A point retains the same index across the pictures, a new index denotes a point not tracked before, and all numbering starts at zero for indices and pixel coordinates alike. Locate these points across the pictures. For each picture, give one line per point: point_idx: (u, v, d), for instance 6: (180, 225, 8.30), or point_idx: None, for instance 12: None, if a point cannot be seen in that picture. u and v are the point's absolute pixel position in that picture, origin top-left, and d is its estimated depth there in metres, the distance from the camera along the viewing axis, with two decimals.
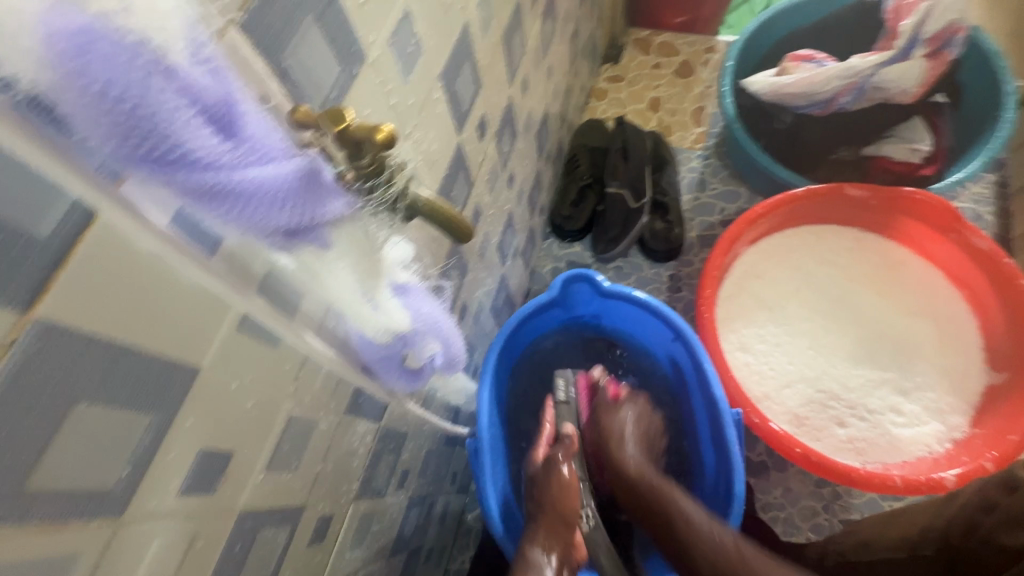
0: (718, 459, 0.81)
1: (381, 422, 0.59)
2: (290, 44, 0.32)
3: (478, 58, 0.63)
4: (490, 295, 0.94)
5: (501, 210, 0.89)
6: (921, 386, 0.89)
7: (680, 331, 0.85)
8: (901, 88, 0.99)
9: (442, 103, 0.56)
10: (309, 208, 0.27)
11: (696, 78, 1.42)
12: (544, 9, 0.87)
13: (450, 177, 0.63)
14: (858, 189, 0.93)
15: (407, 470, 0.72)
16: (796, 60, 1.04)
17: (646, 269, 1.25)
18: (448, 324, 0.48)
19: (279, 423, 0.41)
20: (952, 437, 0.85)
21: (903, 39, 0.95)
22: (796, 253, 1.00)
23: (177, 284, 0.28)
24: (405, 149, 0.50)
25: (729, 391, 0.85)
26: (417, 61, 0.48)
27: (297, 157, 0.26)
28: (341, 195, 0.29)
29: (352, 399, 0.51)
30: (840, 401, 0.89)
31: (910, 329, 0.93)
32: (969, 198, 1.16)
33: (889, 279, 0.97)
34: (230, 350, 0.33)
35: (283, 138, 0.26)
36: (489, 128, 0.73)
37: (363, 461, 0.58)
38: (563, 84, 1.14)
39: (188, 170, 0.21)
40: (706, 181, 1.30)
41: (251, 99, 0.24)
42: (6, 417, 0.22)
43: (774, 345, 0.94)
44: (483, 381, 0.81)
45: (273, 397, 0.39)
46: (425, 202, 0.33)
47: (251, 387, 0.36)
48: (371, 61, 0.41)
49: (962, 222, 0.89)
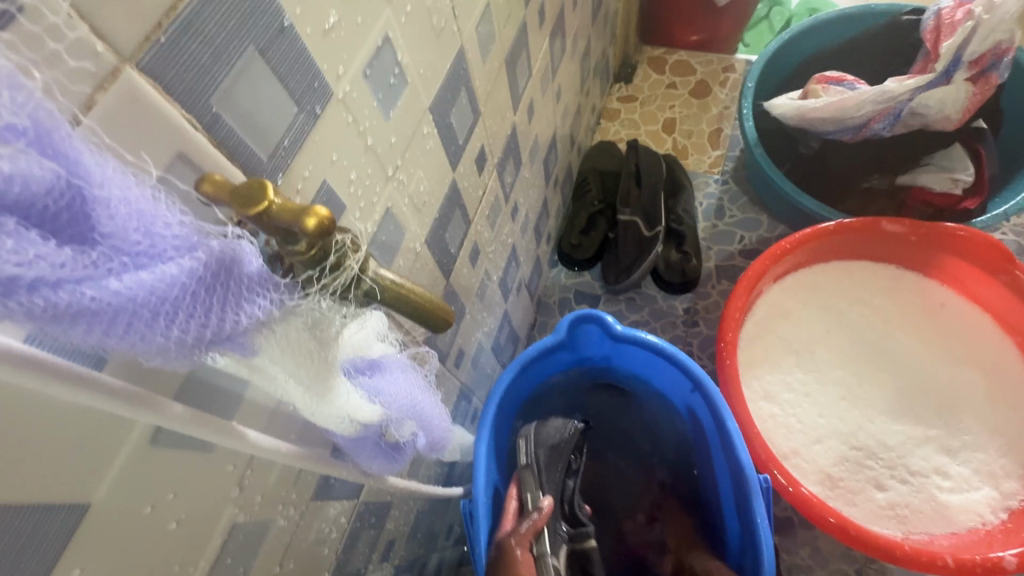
0: (742, 528, 0.72)
1: (359, 498, 0.52)
2: (222, 81, 0.26)
3: (476, 84, 0.56)
4: (491, 334, 0.87)
5: (503, 244, 0.82)
6: (969, 445, 0.80)
7: (700, 381, 0.76)
8: (941, 113, 0.91)
9: (433, 137, 0.49)
10: (221, 313, 0.20)
11: (713, 98, 1.35)
12: (552, 28, 0.81)
13: (442, 218, 0.56)
14: (896, 223, 0.85)
15: (394, 539, 0.65)
16: (823, 82, 0.97)
17: (659, 301, 1.17)
18: (431, 403, 0.41)
19: (220, 535, 0.33)
20: (1007, 505, 0.75)
21: (944, 61, 0.87)
22: (825, 291, 0.92)
23: (45, 407, 0.21)
24: (387, 193, 0.44)
25: (754, 449, 0.77)
26: (401, 93, 0.41)
27: (199, 248, 0.19)
28: (268, 289, 0.22)
29: (321, 484, 0.43)
30: (879, 460, 0.80)
31: (954, 380, 0.84)
32: (1011, 231, 1.07)
33: (930, 322, 0.88)
34: (140, 470, 0.26)
35: (182, 223, 0.19)
36: (489, 160, 0.66)
37: (336, 545, 0.50)
38: (573, 106, 1.07)
39: (5, 292, 0.15)
40: (724, 207, 1.22)
41: (123, 176, 0.18)
42: None
43: (803, 395, 0.85)
44: (481, 435, 0.73)
45: (210, 508, 0.32)
46: (387, 286, 0.26)
47: (177, 504, 0.29)
48: (339, 97, 0.34)
49: (1014, 263, 0.81)
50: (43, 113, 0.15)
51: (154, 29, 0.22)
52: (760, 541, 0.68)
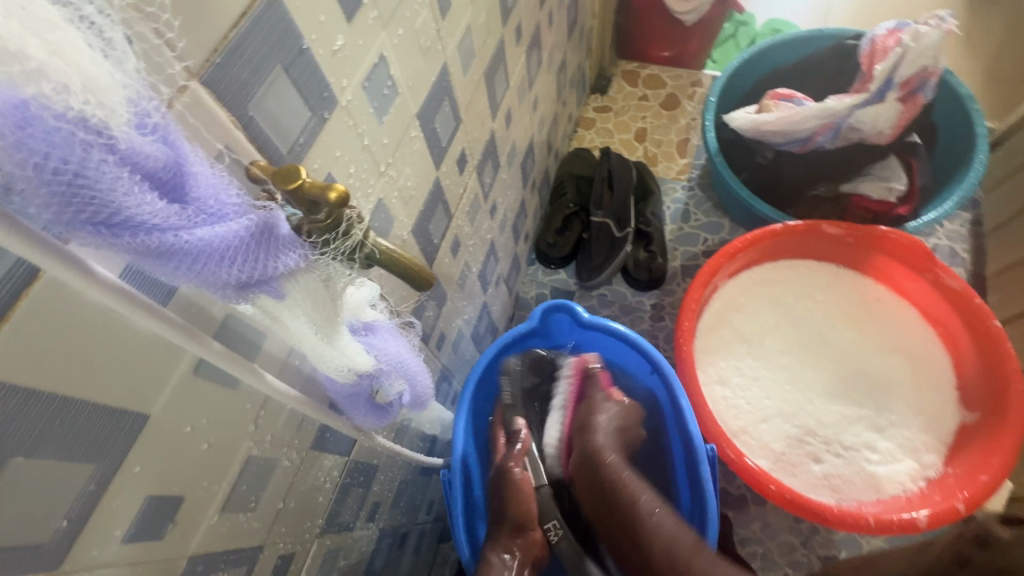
0: (693, 495, 0.80)
1: (351, 455, 0.59)
2: (255, 91, 0.33)
3: (458, 94, 0.64)
4: (471, 322, 0.95)
5: (483, 239, 0.90)
6: (895, 424, 0.90)
7: (658, 364, 0.85)
8: (876, 129, 1.02)
9: (419, 140, 0.57)
10: (263, 261, 0.27)
11: (681, 110, 1.45)
12: (529, 44, 0.89)
13: (427, 212, 0.64)
14: (834, 226, 0.96)
15: (379, 501, 0.72)
16: (776, 99, 1.08)
17: (628, 297, 1.26)
18: (416, 363, 0.48)
19: (238, 463, 0.40)
20: (926, 475, 0.85)
21: (877, 82, 0.98)
22: (774, 287, 1.02)
23: (127, 333, 0.28)
24: (379, 186, 0.51)
25: (705, 425, 0.85)
26: (393, 102, 0.49)
27: (250, 212, 0.27)
28: (297, 248, 0.29)
29: (318, 435, 0.50)
30: (817, 436, 0.90)
31: (884, 365, 0.94)
32: (944, 235, 1.18)
33: (865, 315, 0.99)
34: (184, 395, 0.33)
35: (238, 194, 0.26)
36: (470, 161, 0.74)
37: (329, 496, 0.57)
38: (549, 114, 1.16)
39: (130, 232, 0.22)
40: (690, 211, 1.32)
41: (202, 158, 0.25)
42: None
43: (752, 379, 0.95)
44: (460, 411, 0.80)
45: (231, 437, 0.39)
46: (383, 251, 0.34)
47: (209, 429, 0.36)
48: (342, 104, 0.42)
49: (934, 261, 0.91)
50: (163, 114, 0.22)
51: (211, 53, 0.29)
52: (708, 504, 0.77)
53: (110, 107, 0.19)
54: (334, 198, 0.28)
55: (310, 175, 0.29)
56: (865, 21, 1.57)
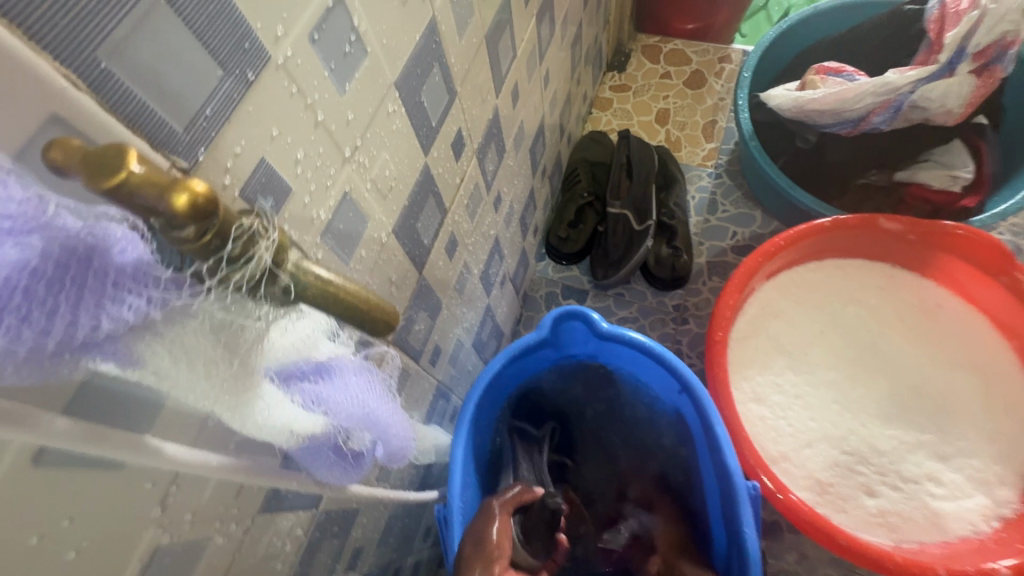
0: (729, 536, 0.69)
1: (318, 507, 0.48)
2: (113, 29, 0.21)
3: (452, 62, 0.52)
4: (471, 330, 0.83)
5: (485, 236, 0.78)
6: (962, 452, 0.77)
7: (688, 383, 0.72)
8: (944, 108, 0.88)
9: (400, 117, 0.45)
10: (72, 311, 0.17)
11: (708, 89, 1.30)
12: (540, 7, 0.76)
13: (414, 207, 0.52)
14: (894, 221, 0.82)
15: (360, 547, 0.61)
16: (822, 74, 0.94)
17: (648, 297, 1.13)
18: (387, 409, 0.36)
19: (138, 560, 0.29)
20: (1001, 514, 0.73)
21: (947, 52, 0.83)
22: (819, 290, 0.89)
23: None
24: (345, 175, 0.39)
25: (742, 454, 0.74)
26: (359, 65, 0.37)
27: (43, 236, 0.16)
28: (146, 286, 0.19)
29: (269, 496, 0.39)
30: (870, 465, 0.78)
31: (948, 383, 0.81)
32: (1008, 230, 1.04)
33: (926, 324, 0.86)
34: (16, 497, 0.22)
35: (22, 205, 0.16)
36: (468, 144, 0.62)
37: (291, 558, 0.46)
38: (562, 92, 1.02)
39: None
40: (717, 202, 1.19)
41: None
42: None
43: (794, 397, 0.82)
44: (457, 437, 0.69)
45: (121, 532, 0.28)
46: (315, 282, 0.24)
47: (76, 530, 0.25)
48: (278, 62, 0.30)
49: (1014, 264, 0.78)
50: None
51: None
52: (747, 549, 0.65)
53: None
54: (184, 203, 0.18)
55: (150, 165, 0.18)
56: None
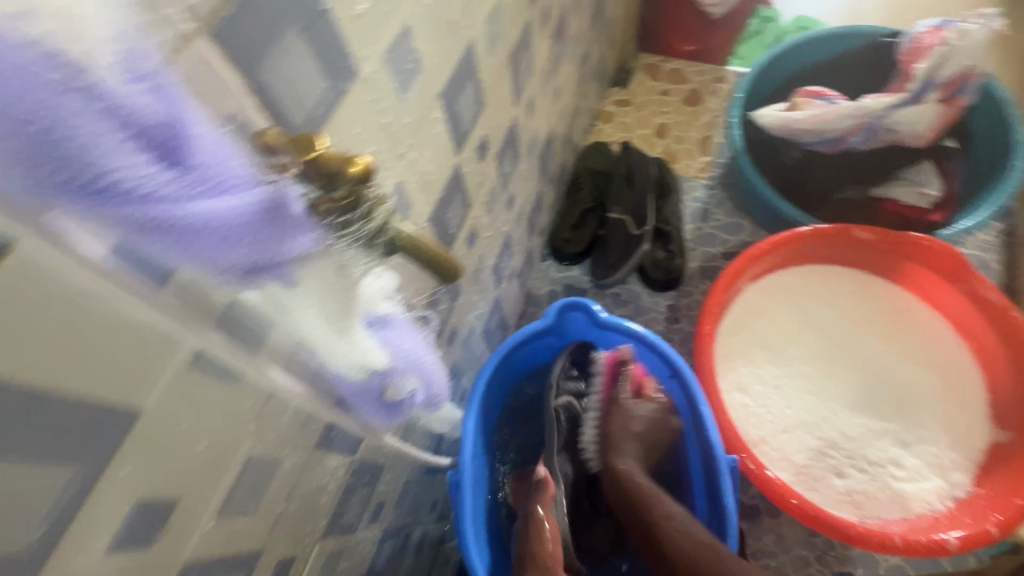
0: (712, 504, 0.77)
1: (356, 454, 0.55)
2: (269, 54, 0.29)
3: (482, 77, 0.60)
4: (482, 318, 0.91)
5: (498, 232, 0.86)
6: (922, 440, 0.86)
7: (677, 368, 0.81)
8: (913, 131, 0.97)
9: (441, 122, 0.53)
10: (270, 243, 0.24)
11: (704, 107, 1.40)
12: (554, 31, 0.85)
13: (445, 200, 0.60)
14: (865, 231, 0.91)
15: (383, 502, 0.68)
16: (807, 96, 1.04)
17: (644, 297, 1.22)
18: (431, 360, 0.44)
19: (237, 464, 0.37)
20: (955, 495, 0.81)
21: (916, 82, 0.93)
22: (799, 292, 0.98)
23: (115, 322, 0.25)
24: (398, 168, 0.48)
25: (725, 435, 0.82)
26: (416, 79, 0.45)
27: (258, 187, 0.23)
28: (309, 229, 0.26)
29: (324, 434, 0.47)
30: (840, 450, 0.86)
31: (912, 379, 0.90)
32: (974, 245, 1.14)
33: (893, 326, 0.94)
34: (178, 391, 0.30)
35: (245, 164, 0.23)
36: (490, 148, 0.70)
37: (332, 496, 0.54)
38: (569, 105, 1.12)
39: (116, 203, 0.19)
40: (709, 211, 1.28)
41: (206, 119, 0.21)
42: None
43: (773, 388, 0.91)
44: (470, 409, 0.76)
45: (230, 437, 0.36)
46: (406, 238, 0.32)
47: (206, 428, 0.33)
48: (363, 77, 0.38)
49: (971, 271, 0.87)
50: (157, 64, 0.19)
51: (221, 4, 0.26)
52: (727, 517, 0.73)
53: (94, 49, 0.16)
54: (356, 172, 0.27)
55: (328, 150, 0.27)
56: (897, 21, 1.52)
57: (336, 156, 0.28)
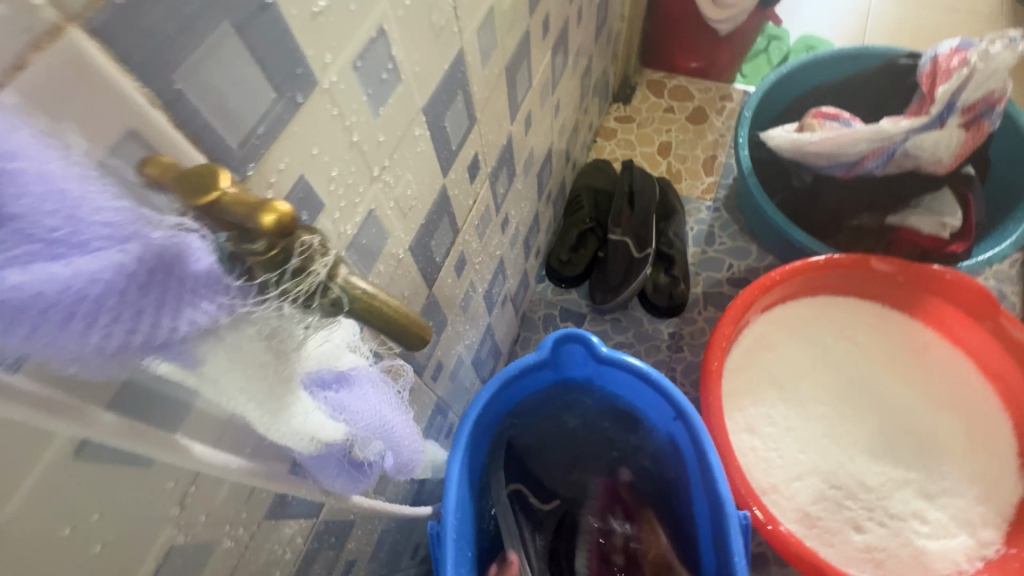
0: (719, 561, 0.70)
1: (319, 517, 0.48)
2: (191, 55, 0.23)
3: (474, 90, 0.54)
4: (472, 347, 0.84)
5: (491, 256, 0.80)
6: (947, 491, 0.79)
7: (682, 409, 0.74)
8: (934, 156, 0.91)
9: (424, 140, 0.47)
10: (157, 311, 0.19)
11: (709, 125, 1.35)
12: (555, 42, 0.80)
13: (429, 226, 0.54)
14: (885, 262, 0.85)
15: (353, 560, 0.61)
16: (820, 118, 0.99)
17: (644, 324, 1.15)
18: (401, 423, 0.37)
19: (153, 559, 0.30)
20: (984, 555, 0.74)
21: (938, 104, 0.87)
22: (812, 325, 0.91)
23: None
24: (372, 194, 0.41)
25: (734, 483, 0.75)
26: (394, 91, 0.39)
27: (133, 243, 0.18)
28: (217, 289, 0.21)
29: (276, 502, 0.40)
30: (858, 500, 0.79)
31: (934, 423, 0.83)
32: (993, 276, 1.08)
33: (913, 364, 0.88)
34: (56, 488, 0.23)
35: (119, 213, 0.18)
36: (482, 168, 0.64)
37: (289, 567, 0.46)
38: (570, 121, 1.06)
39: None
40: (714, 234, 1.22)
41: (54, 155, 0.17)
42: None
43: (785, 430, 0.84)
44: (454, 453, 0.69)
45: (143, 529, 0.28)
46: (359, 298, 0.24)
47: (103, 525, 0.26)
48: (324, 87, 0.32)
49: (999, 309, 0.80)
50: None
51: None
52: None
53: None
54: (275, 223, 0.20)
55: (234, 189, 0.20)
56: (908, 42, 1.47)
57: (254, 202, 0.20)
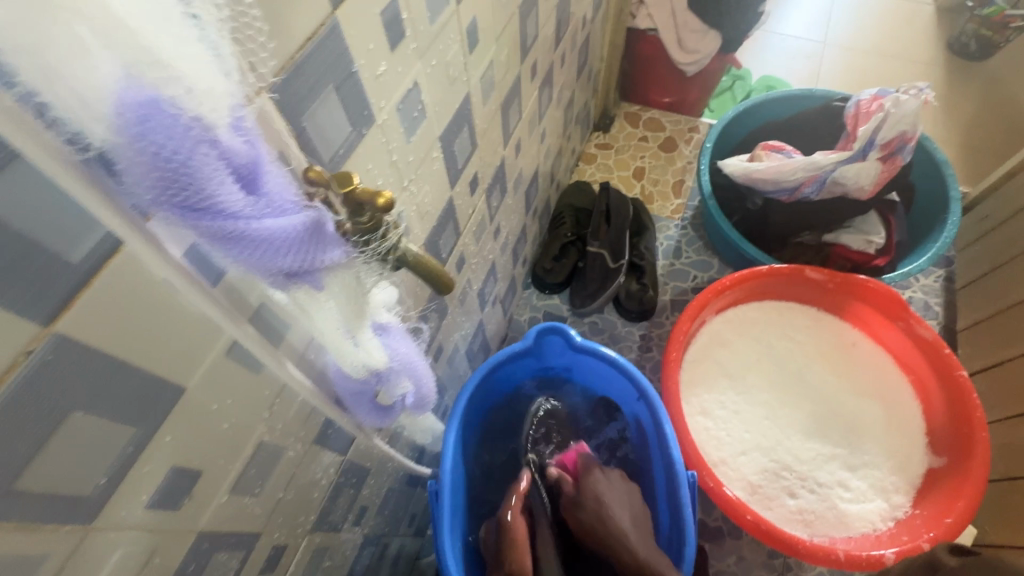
0: (673, 517, 0.83)
1: (347, 455, 0.60)
2: (312, 106, 0.37)
3: (476, 122, 0.69)
4: (466, 338, 0.97)
5: (485, 259, 0.94)
6: (867, 464, 0.93)
7: (644, 390, 0.88)
8: (858, 184, 1.08)
9: (439, 160, 0.61)
10: (311, 254, 0.30)
11: (678, 153, 1.52)
12: (542, 82, 0.95)
13: (439, 228, 0.68)
14: (816, 272, 1.01)
15: (366, 506, 0.73)
16: (767, 150, 1.16)
17: (618, 326, 1.30)
18: (422, 366, 0.50)
19: (250, 447, 0.43)
20: (895, 516, 0.89)
21: (861, 141, 1.05)
22: (758, 325, 1.06)
23: (178, 310, 0.31)
24: (401, 199, 0.55)
25: (687, 454, 0.88)
26: (421, 124, 0.53)
27: (305, 211, 0.30)
28: (339, 245, 0.32)
29: (322, 430, 0.52)
30: (793, 472, 0.93)
31: (859, 408, 0.98)
32: (919, 289, 1.25)
33: (842, 359, 1.03)
34: (214, 374, 0.36)
35: (296, 194, 0.30)
36: (480, 184, 0.78)
37: (324, 492, 0.59)
38: (554, 147, 1.22)
39: (210, 216, 0.25)
40: (681, 249, 1.38)
41: (270, 153, 0.28)
42: (25, 408, 0.24)
43: (734, 413, 0.98)
44: (451, 422, 0.82)
45: (248, 421, 0.41)
46: (412, 256, 0.38)
47: (230, 410, 0.39)
48: (378, 122, 0.46)
49: (908, 311, 0.97)
50: (248, 119, 0.26)
51: (280, 70, 0.33)
52: (686, 527, 0.79)
53: (215, 109, 0.23)
54: (383, 204, 0.34)
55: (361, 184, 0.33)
56: (852, 86, 1.68)
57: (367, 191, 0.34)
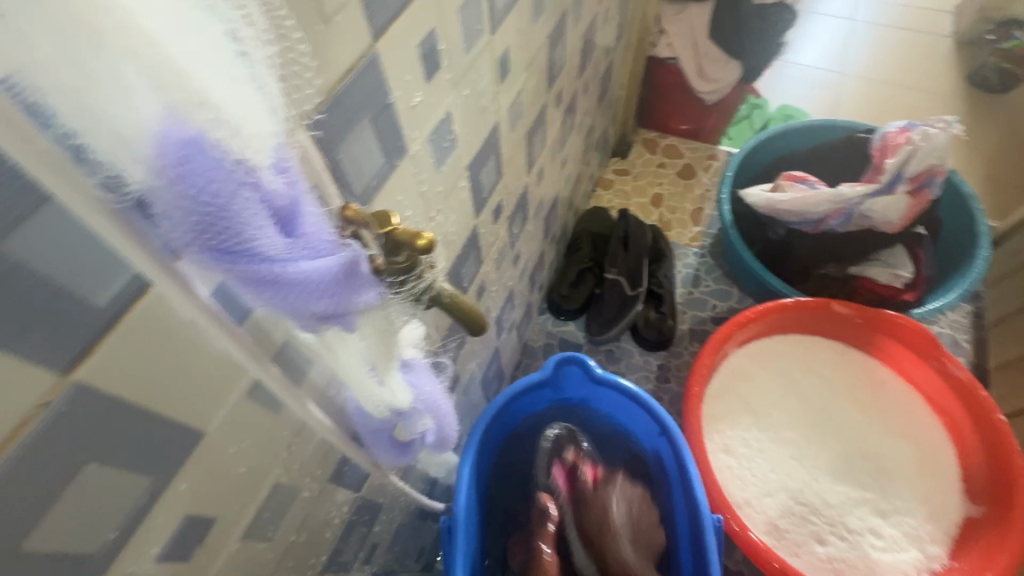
0: (696, 562, 0.79)
1: (361, 492, 0.58)
2: (347, 137, 0.36)
3: (503, 150, 0.68)
4: (482, 366, 0.95)
5: (503, 287, 0.92)
6: (899, 510, 0.89)
7: (666, 426, 0.85)
8: (885, 218, 1.06)
9: (466, 189, 0.60)
10: (345, 295, 0.28)
11: (697, 181, 1.51)
12: (565, 109, 0.95)
13: (462, 257, 0.66)
14: (844, 306, 0.98)
15: (377, 543, 0.70)
16: (790, 180, 1.14)
17: (635, 355, 1.27)
18: (446, 404, 0.47)
19: (266, 488, 0.40)
20: (930, 567, 0.84)
21: (888, 175, 1.03)
22: (782, 360, 1.03)
23: (202, 350, 0.29)
24: (428, 230, 0.54)
25: (711, 495, 0.84)
26: (451, 154, 0.52)
27: (342, 251, 0.28)
28: (373, 286, 0.30)
29: (338, 468, 0.50)
30: (820, 516, 0.89)
31: (889, 451, 0.94)
32: (947, 325, 1.21)
33: (870, 397, 1.00)
34: (234, 416, 0.34)
35: (333, 233, 0.28)
36: (503, 212, 0.77)
37: (336, 532, 0.56)
38: (573, 173, 1.21)
39: (242, 259, 0.23)
40: (700, 277, 1.36)
41: (310, 192, 0.27)
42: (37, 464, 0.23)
43: (757, 451, 0.95)
44: (466, 455, 0.79)
45: (266, 463, 0.39)
46: (446, 296, 0.36)
47: (248, 453, 0.37)
48: (411, 153, 0.45)
49: (940, 350, 0.93)
50: (289, 158, 0.25)
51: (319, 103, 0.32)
52: None
53: (257, 148, 0.22)
54: (423, 244, 0.32)
55: (402, 224, 0.32)
56: (872, 116, 1.67)
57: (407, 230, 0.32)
